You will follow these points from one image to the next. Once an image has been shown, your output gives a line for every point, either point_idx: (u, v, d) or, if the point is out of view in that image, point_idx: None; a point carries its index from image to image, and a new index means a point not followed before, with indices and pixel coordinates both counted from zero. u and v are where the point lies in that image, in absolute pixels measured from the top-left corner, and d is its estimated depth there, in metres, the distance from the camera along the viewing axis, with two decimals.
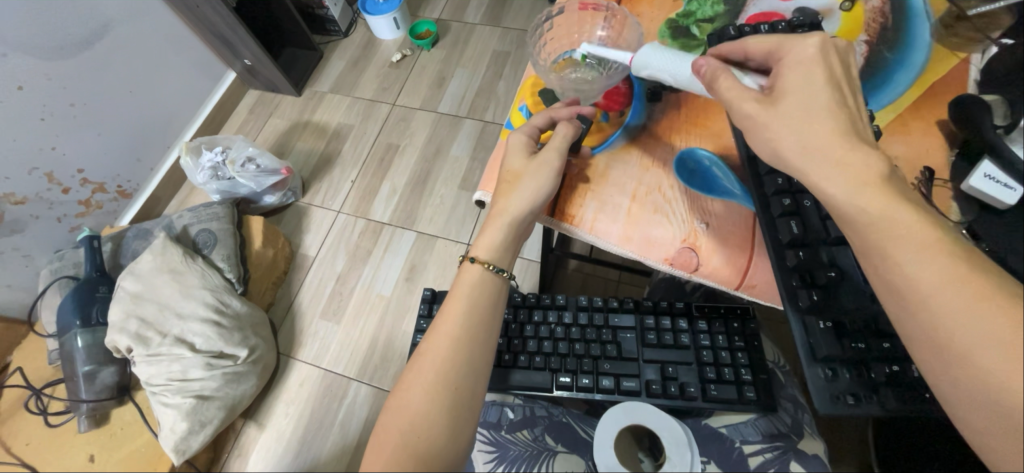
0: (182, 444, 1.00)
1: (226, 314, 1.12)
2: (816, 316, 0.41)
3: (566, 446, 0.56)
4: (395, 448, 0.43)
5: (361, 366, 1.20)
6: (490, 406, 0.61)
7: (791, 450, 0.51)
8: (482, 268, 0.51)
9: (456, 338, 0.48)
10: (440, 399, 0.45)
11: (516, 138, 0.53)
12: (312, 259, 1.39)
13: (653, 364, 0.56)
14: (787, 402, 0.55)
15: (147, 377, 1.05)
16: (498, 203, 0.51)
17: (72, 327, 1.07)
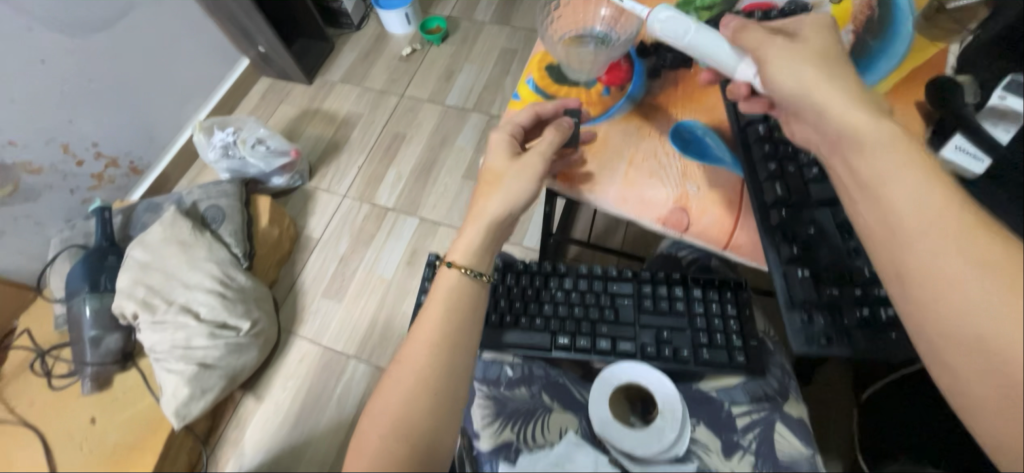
0: (183, 409, 1.03)
1: (231, 286, 1.15)
2: (795, 266, 0.45)
3: (561, 404, 0.59)
4: (376, 449, 0.47)
5: (361, 343, 1.23)
6: (488, 364, 0.62)
7: (776, 411, 0.53)
8: (460, 273, 0.53)
9: (433, 344, 0.51)
10: (419, 403, 0.48)
11: (499, 139, 0.56)
12: (315, 240, 1.41)
13: (649, 329, 0.58)
14: (776, 367, 0.57)
15: (152, 344, 1.07)
16: (476, 206, 0.54)
17: (81, 292, 1.10)
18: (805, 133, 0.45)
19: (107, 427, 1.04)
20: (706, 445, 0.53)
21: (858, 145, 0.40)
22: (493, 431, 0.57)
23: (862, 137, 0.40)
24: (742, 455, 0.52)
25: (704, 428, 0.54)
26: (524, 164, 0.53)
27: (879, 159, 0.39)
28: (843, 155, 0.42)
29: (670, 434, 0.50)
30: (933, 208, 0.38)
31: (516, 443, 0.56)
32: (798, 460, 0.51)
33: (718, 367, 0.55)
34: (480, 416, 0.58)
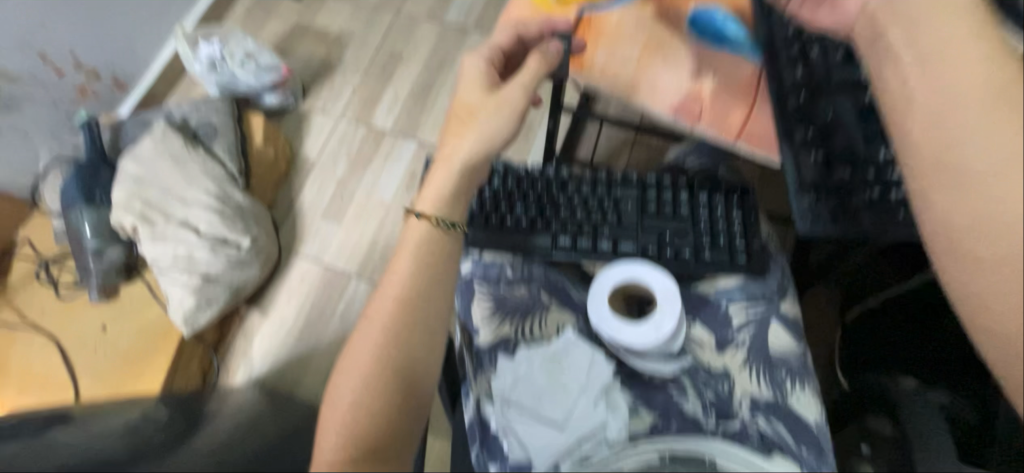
0: (191, 318, 1.06)
1: (229, 203, 1.14)
2: (807, 151, 0.50)
3: (558, 302, 0.61)
4: (348, 409, 0.46)
5: (361, 263, 1.24)
6: (487, 263, 0.62)
7: (771, 310, 0.58)
8: (431, 224, 0.52)
9: (400, 299, 0.50)
10: (389, 360, 0.48)
11: (471, 77, 0.57)
12: (312, 163, 1.38)
13: (651, 232, 0.62)
14: (775, 267, 0.60)
15: (153, 256, 1.08)
16: (446, 150, 0.55)
17: (75, 204, 1.09)
18: (873, 11, 0.47)
19: (118, 333, 1.08)
20: (701, 340, 0.58)
21: (925, 21, 0.45)
22: (494, 326, 0.59)
23: (929, 17, 0.44)
24: (735, 349, 0.57)
25: (700, 326, 0.58)
26: (503, 100, 0.55)
27: (938, 36, 0.44)
28: (902, 30, 0.45)
29: (668, 333, 0.53)
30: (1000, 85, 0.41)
31: (513, 338, 0.59)
32: (787, 353, 0.56)
33: (726, 269, 0.59)
34: (480, 310, 0.60)
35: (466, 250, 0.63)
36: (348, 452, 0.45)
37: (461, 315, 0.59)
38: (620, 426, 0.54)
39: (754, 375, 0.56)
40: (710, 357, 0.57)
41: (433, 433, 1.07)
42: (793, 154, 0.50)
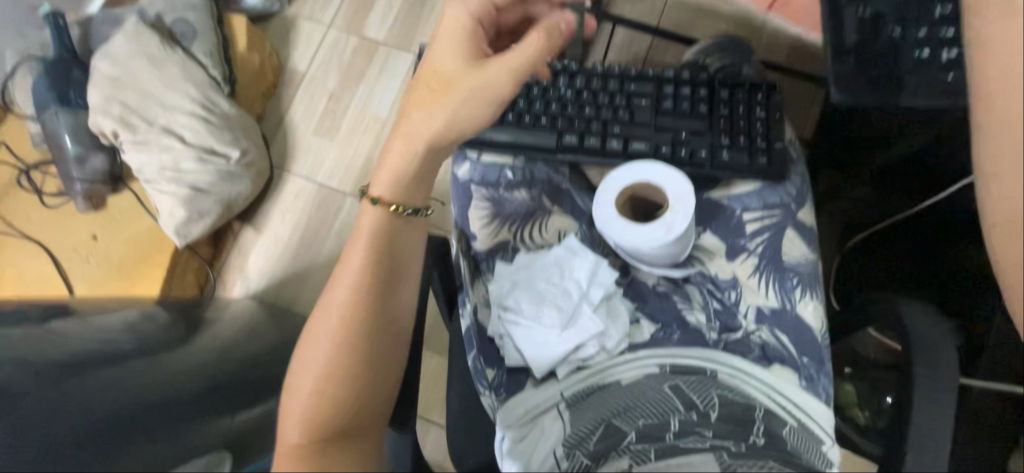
0: (183, 229, 1.04)
1: (214, 112, 1.06)
2: (855, 11, 0.55)
3: (560, 208, 0.61)
4: (309, 400, 0.47)
5: (357, 182, 1.20)
6: (488, 166, 0.60)
7: (788, 219, 0.57)
8: (387, 209, 0.53)
9: (353, 289, 0.51)
10: (347, 350, 0.49)
11: (438, 57, 0.54)
12: (302, 75, 1.27)
13: (665, 131, 0.59)
14: (795, 174, 0.58)
15: (138, 165, 1.03)
16: (402, 133, 0.53)
17: (50, 106, 1.02)
18: None
19: (110, 242, 1.06)
20: (708, 249, 0.59)
21: None
22: (491, 230, 0.59)
23: None
24: (746, 256, 0.57)
25: (710, 235, 0.59)
26: (475, 74, 0.52)
27: None
28: None
29: (677, 249, 0.54)
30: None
31: (512, 242, 0.60)
32: (800, 263, 0.56)
33: (744, 172, 0.57)
34: (477, 220, 0.60)
35: (467, 153, 0.61)
36: (313, 434, 0.46)
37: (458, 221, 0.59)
38: (619, 334, 0.57)
39: (760, 284, 0.57)
40: (718, 267, 0.58)
41: (429, 350, 1.10)
42: (835, 14, 0.55)
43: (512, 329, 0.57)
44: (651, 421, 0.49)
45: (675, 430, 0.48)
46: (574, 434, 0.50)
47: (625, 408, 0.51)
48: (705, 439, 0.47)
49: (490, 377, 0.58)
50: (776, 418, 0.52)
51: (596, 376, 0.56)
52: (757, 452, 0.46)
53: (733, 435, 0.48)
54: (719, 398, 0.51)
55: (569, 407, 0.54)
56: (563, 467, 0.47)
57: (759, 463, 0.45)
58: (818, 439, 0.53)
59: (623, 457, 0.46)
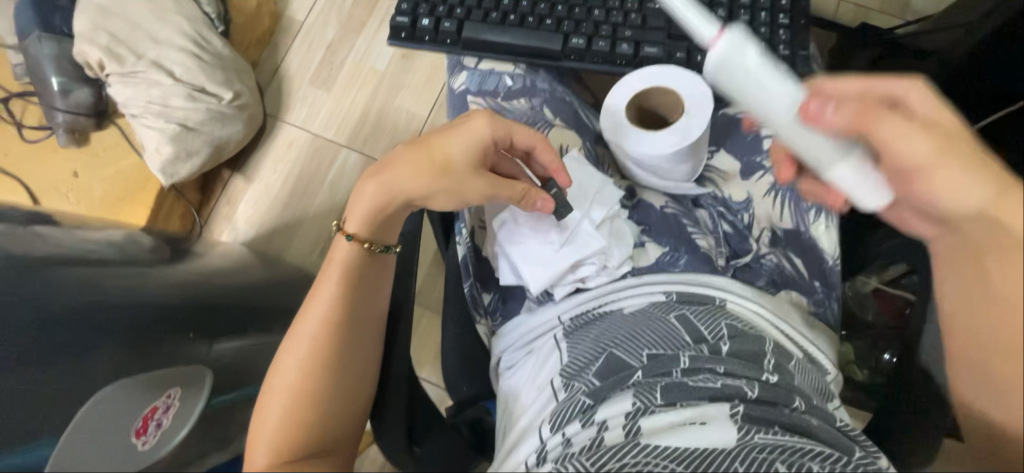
0: (170, 168, 1.00)
1: (206, 50, 1.02)
2: None
3: (563, 122, 0.60)
4: (280, 419, 0.48)
5: (352, 133, 1.16)
6: (489, 75, 0.62)
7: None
8: (361, 247, 0.55)
9: (325, 314, 0.52)
10: (319, 372, 0.50)
11: (455, 145, 0.53)
12: (299, 24, 1.20)
13: (680, 37, 0.60)
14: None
15: (125, 99, 0.99)
16: (391, 197, 0.54)
17: (32, 31, 0.97)
18: None
19: (92, 180, 1.02)
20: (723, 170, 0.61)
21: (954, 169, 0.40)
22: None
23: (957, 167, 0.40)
24: (763, 173, 0.59)
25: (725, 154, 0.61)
26: (462, 182, 0.53)
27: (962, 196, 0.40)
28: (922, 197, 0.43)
29: (688, 159, 0.55)
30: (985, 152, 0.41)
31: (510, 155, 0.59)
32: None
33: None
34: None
35: (463, 63, 0.63)
36: (279, 456, 0.47)
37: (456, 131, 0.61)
38: (620, 253, 0.55)
39: (775, 203, 0.58)
40: (733, 188, 0.60)
41: (422, 305, 1.07)
42: None
43: (503, 246, 0.57)
44: (657, 353, 0.49)
45: (683, 367, 0.48)
46: (574, 362, 0.51)
47: (629, 337, 0.50)
48: (716, 378, 0.47)
49: (485, 303, 0.61)
50: (783, 351, 0.51)
51: (596, 303, 0.55)
52: (767, 391, 0.47)
53: (745, 373, 0.47)
54: (728, 328, 0.50)
55: (568, 336, 0.53)
56: (560, 398, 0.49)
57: (772, 422, 0.45)
58: (818, 367, 0.53)
59: (627, 393, 0.47)
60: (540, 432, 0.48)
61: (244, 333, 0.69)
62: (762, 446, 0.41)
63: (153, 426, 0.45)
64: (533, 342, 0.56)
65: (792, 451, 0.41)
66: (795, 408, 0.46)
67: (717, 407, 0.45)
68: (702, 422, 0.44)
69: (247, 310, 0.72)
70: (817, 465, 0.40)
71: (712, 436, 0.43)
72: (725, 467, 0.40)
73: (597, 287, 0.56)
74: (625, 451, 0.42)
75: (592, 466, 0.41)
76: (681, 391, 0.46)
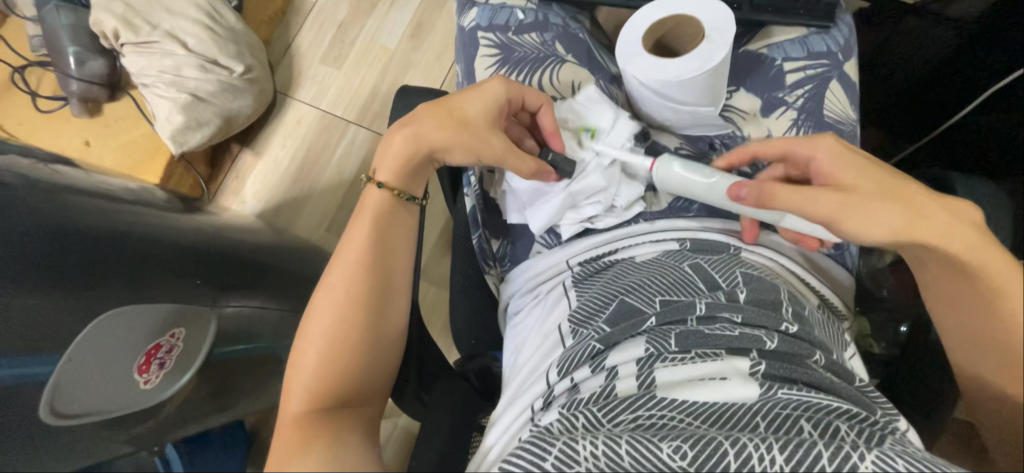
0: (180, 137, 1.00)
1: (220, 23, 1.03)
2: None
3: (574, 59, 0.59)
4: (317, 364, 0.46)
5: (361, 111, 1.16)
6: (499, 11, 0.61)
7: (834, 69, 0.57)
8: (392, 194, 0.53)
9: (356, 257, 0.51)
10: (355, 318, 0.48)
11: (474, 102, 0.52)
12: (312, 4, 1.21)
13: None
14: (841, 25, 0.59)
15: (138, 70, 1.00)
16: (421, 146, 0.53)
17: (50, 0, 0.98)
18: None
19: (102, 149, 1.03)
20: (743, 110, 0.57)
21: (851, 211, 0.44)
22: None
23: (852, 210, 0.44)
24: (785, 109, 0.56)
25: (745, 94, 0.57)
26: (477, 138, 0.52)
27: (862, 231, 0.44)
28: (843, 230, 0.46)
29: (705, 90, 0.49)
30: (903, 200, 0.44)
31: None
32: (839, 119, 0.55)
33: (788, 13, 0.58)
34: (483, 73, 0.59)
35: (474, 0, 0.62)
36: (316, 403, 0.45)
37: (466, 68, 0.60)
38: (630, 192, 0.53)
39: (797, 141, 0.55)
40: (752, 128, 0.56)
41: (427, 280, 1.06)
42: None
43: (513, 184, 0.55)
44: (671, 299, 0.45)
45: (698, 315, 0.44)
46: (584, 308, 0.48)
47: (640, 285, 0.47)
48: (733, 327, 0.43)
49: (494, 251, 0.60)
50: (798, 300, 0.47)
51: (606, 249, 0.53)
52: (785, 343, 0.42)
53: (763, 322, 0.43)
54: (745, 277, 0.46)
55: (576, 284, 0.51)
56: (568, 344, 0.47)
57: (795, 380, 0.40)
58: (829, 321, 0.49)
59: (638, 340, 0.44)
60: (547, 378, 0.45)
61: (249, 290, 0.69)
62: (787, 401, 0.37)
63: (155, 365, 0.54)
64: (539, 287, 0.55)
65: (820, 408, 0.37)
66: (816, 363, 0.41)
67: (737, 362, 0.41)
68: (723, 377, 0.40)
69: (251, 269, 0.71)
70: (847, 424, 0.36)
71: (730, 391, 0.39)
72: (746, 424, 0.37)
73: (608, 228, 0.55)
74: (639, 403, 0.39)
75: (604, 417, 0.39)
76: (698, 339, 0.42)
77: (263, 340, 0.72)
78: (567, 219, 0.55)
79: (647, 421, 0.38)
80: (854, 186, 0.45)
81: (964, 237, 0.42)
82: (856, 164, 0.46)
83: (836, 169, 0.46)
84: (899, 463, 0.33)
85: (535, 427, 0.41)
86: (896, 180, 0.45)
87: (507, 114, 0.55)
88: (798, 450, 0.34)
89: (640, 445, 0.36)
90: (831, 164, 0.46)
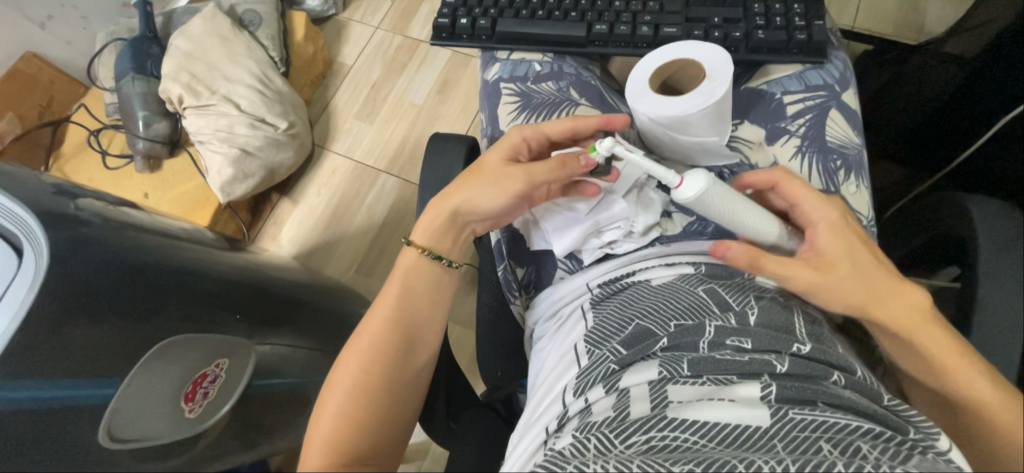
0: (228, 187, 1.10)
1: (269, 87, 1.16)
2: None
3: (588, 102, 0.64)
4: (334, 415, 0.45)
5: (390, 161, 1.25)
6: (518, 64, 0.68)
7: (832, 99, 0.61)
8: (420, 253, 0.54)
9: (391, 313, 0.51)
10: (377, 371, 0.47)
11: (493, 155, 0.56)
12: (348, 68, 1.34)
13: (699, 20, 0.65)
14: (836, 60, 0.63)
15: (196, 128, 1.12)
16: (444, 199, 0.54)
17: (127, 73, 1.13)
18: None
19: (160, 200, 1.14)
20: (749, 140, 0.61)
21: (815, 290, 0.48)
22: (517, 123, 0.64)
23: (818, 287, 0.48)
24: (789, 138, 0.60)
25: (749, 126, 0.61)
26: (500, 176, 0.53)
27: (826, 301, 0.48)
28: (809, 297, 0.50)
29: (710, 121, 0.53)
30: (876, 282, 0.47)
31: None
32: (844, 144, 0.59)
33: (782, 53, 0.63)
34: (505, 118, 0.65)
35: (497, 56, 0.70)
36: (333, 457, 0.43)
37: (489, 114, 0.66)
38: (647, 219, 0.57)
39: (803, 166, 0.59)
40: (758, 156, 0.60)
41: (452, 320, 1.08)
42: None
43: (537, 214, 0.60)
44: (685, 323, 0.46)
45: (709, 340, 0.44)
46: (599, 329, 0.49)
47: (655, 309, 0.48)
48: (742, 353, 0.43)
49: (519, 278, 0.63)
50: (815, 322, 0.47)
51: (625, 271, 0.55)
52: (798, 364, 0.42)
53: (774, 346, 0.43)
54: (758, 299, 0.47)
55: (593, 306, 0.53)
56: (583, 363, 0.47)
57: (811, 400, 0.39)
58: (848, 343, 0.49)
59: (652, 363, 0.44)
60: (563, 398, 0.46)
61: (286, 328, 0.73)
62: (803, 424, 0.37)
63: (200, 395, 0.57)
64: (562, 311, 0.56)
65: (840, 429, 0.36)
66: (834, 383, 0.41)
67: (748, 389, 0.40)
68: (730, 399, 0.39)
69: (287, 304, 0.75)
70: (869, 443, 0.35)
71: (743, 413, 0.38)
72: (763, 446, 0.36)
73: (626, 253, 0.58)
74: (652, 425, 0.39)
75: (616, 439, 0.39)
76: (710, 363, 0.42)
77: (295, 375, 0.75)
78: (588, 245, 0.58)
79: (661, 444, 0.38)
80: (836, 260, 0.48)
81: (907, 316, 0.46)
82: (845, 239, 0.49)
83: (824, 246, 0.49)
84: None
85: (550, 450, 0.41)
86: (871, 264, 0.48)
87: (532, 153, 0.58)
88: None
89: None
90: (821, 232, 0.50)
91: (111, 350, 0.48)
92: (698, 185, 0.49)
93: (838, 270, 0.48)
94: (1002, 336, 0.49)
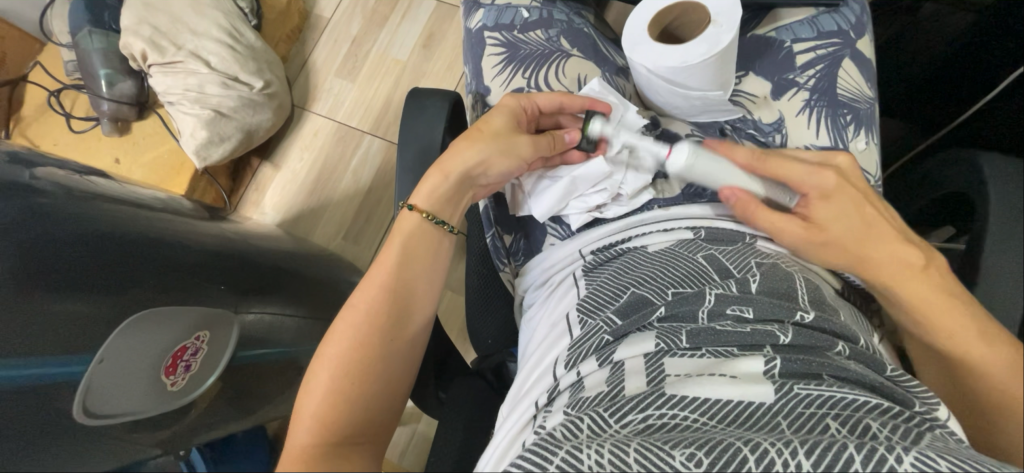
0: (204, 152, 1.03)
1: (241, 42, 1.07)
2: None
3: (580, 53, 0.60)
4: (327, 391, 0.43)
5: (374, 122, 1.19)
6: (505, 10, 0.62)
7: (846, 48, 0.57)
8: (421, 217, 0.51)
9: (388, 286, 0.48)
10: (372, 345, 0.45)
11: (497, 114, 0.53)
12: (326, 20, 1.25)
13: None
14: (852, 4, 0.59)
15: (165, 88, 1.05)
16: (443, 162, 0.51)
17: (83, 27, 1.04)
18: None
19: (132, 166, 1.08)
20: (754, 94, 0.57)
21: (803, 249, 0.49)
22: (504, 78, 0.60)
23: (806, 247, 0.48)
24: (797, 91, 0.56)
25: (755, 78, 0.57)
26: (505, 141, 0.51)
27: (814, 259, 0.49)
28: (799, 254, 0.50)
29: (714, 71, 0.49)
30: (870, 244, 0.46)
31: (527, 88, 0.59)
32: (855, 98, 0.56)
33: None
34: (491, 72, 0.60)
35: (481, 1, 0.64)
36: (324, 434, 0.41)
37: (474, 67, 0.61)
38: (637, 181, 0.54)
39: (810, 121, 0.56)
40: (763, 112, 0.56)
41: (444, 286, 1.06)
42: None
43: (522, 179, 0.57)
44: (683, 291, 0.45)
45: (708, 308, 0.43)
46: (592, 298, 0.47)
47: (652, 276, 0.46)
48: (742, 324, 0.41)
49: (507, 245, 0.60)
50: (817, 287, 0.46)
51: (620, 238, 0.53)
52: (802, 335, 0.40)
53: (776, 316, 0.41)
54: (759, 266, 0.45)
55: (587, 273, 0.51)
56: (575, 334, 0.46)
57: (817, 373, 0.38)
58: (850, 309, 0.48)
59: (647, 334, 0.43)
60: (554, 371, 0.44)
61: (271, 298, 0.71)
62: (808, 399, 0.35)
63: (182, 367, 0.54)
64: (554, 277, 0.54)
65: (847, 404, 0.35)
66: (838, 354, 0.40)
67: (751, 362, 0.39)
68: (730, 375, 0.38)
69: (272, 274, 0.73)
70: (878, 420, 0.34)
71: (745, 389, 0.37)
72: (766, 424, 0.35)
73: (618, 218, 0.55)
74: (648, 402, 0.37)
75: (611, 418, 0.37)
76: (709, 335, 0.41)
77: (286, 345, 0.73)
78: (572, 209, 0.55)
79: (658, 422, 0.36)
80: (826, 225, 0.47)
81: (895, 274, 0.46)
82: (844, 205, 0.47)
83: (818, 208, 0.48)
84: (939, 462, 0.30)
85: (540, 429, 0.39)
86: (867, 223, 0.47)
87: (530, 123, 0.55)
88: (823, 450, 0.31)
89: (650, 453, 0.33)
90: (812, 200, 0.48)
91: (78, 329, 0.45)
92: (686, 153, 0.50)
93: (830, 231, 0.47)
94: (1007, 297, 0.48)
